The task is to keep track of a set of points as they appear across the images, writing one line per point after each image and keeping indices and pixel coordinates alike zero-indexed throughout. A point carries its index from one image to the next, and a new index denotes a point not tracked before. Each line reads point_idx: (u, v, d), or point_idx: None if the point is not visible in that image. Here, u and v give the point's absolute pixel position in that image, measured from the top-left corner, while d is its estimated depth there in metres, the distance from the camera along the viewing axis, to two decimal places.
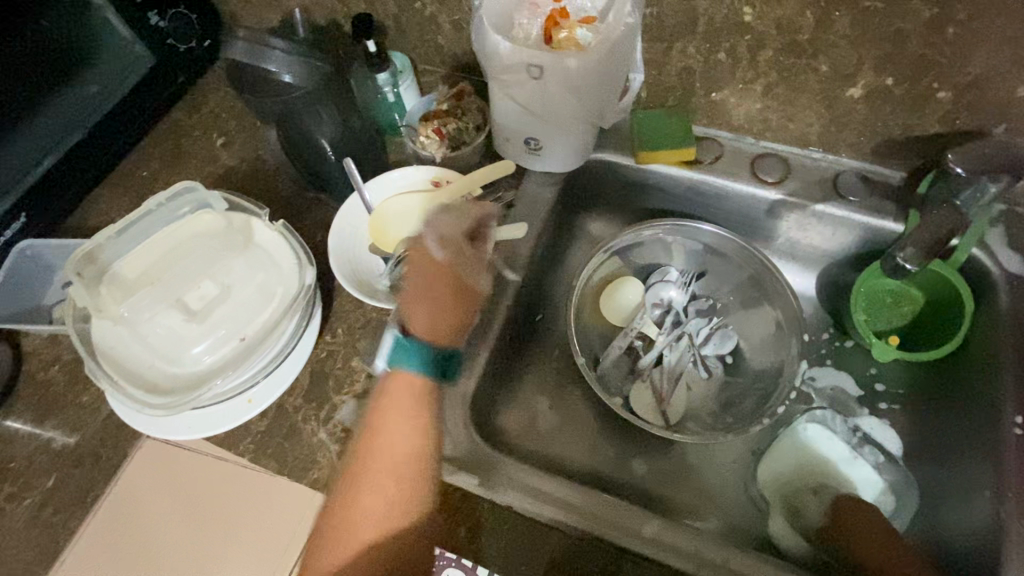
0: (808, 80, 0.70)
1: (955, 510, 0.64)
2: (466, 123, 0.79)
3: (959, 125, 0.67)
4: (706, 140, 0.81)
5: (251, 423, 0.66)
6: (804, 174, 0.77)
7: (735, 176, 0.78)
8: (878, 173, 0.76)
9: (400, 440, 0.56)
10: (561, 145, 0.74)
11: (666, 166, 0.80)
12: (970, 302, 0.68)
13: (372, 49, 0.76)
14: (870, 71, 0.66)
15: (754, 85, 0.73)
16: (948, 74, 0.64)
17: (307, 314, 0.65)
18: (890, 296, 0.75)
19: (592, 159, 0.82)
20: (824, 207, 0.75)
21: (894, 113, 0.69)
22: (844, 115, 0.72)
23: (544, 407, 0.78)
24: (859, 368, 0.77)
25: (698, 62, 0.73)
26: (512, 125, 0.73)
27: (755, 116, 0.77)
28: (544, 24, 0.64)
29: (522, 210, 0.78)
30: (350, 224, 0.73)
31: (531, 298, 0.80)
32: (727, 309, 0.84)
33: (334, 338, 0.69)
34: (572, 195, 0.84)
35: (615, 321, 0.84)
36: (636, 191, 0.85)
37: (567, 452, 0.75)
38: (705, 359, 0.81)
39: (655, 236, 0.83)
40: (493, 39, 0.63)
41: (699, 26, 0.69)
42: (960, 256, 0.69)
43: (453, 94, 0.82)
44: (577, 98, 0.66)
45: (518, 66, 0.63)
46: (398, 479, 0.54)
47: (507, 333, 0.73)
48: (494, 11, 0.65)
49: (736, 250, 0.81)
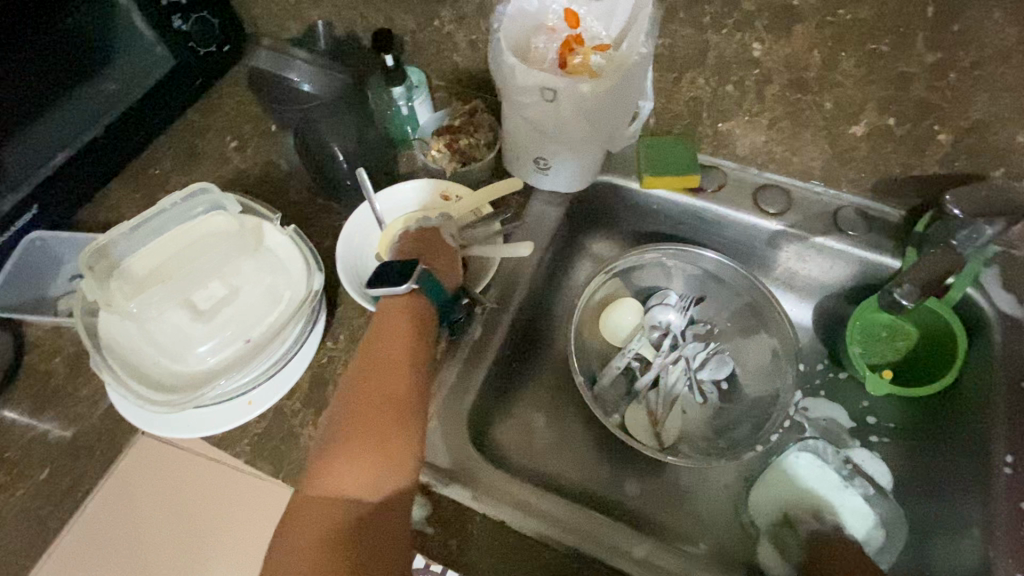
0: (813, 116, 0.72)
1: (943, 548, 0.64)
2: (477, 141, 0.81)
3: (957, 167, 0.69)
4: (711, 169, 0.82)
5: (249, 424, 0.66)
6: (805, 207, 0.79)
7: (738, 205, 0.80)
8: (877, 209, 0.77)
9: (367, 421, 0.58)
10: (567, 165, 0.76)
11: (670, 191, 0.82)
12: (963, 340, 0.69)
13: (390, 63, 0.77)
14: (873, 111, 0.68)
15: (761, 118, 0.75)
16: (949, 117, 0.65)
17: (312, 318, 0.66)
18: (885, 330, 0.76)
19: (598, 182, 0.83)
20: (824, 240, 0.77)
21: (895, 153, 0.71)
22: (846, 152, 0.74)
23: (539, 424, 0.79)
24: (852, 400, 0.78)
25: (706, 93, 0.75)
26: (523, 144, 0.75)
27: (760, 148, 0.78)
28: (559, 49, 0.67)
29: (528, 228, 0.79)
30: (359, 233, 0.73)
31: (533, 315, 0.81)
32: (725, 335, 0.86)
33: (335, 345, 0.70)
34: (577, 215, 0.85)
35: (614, 341, 0.85)
36: (641, 214, 0.86)
37: (560, 470, 0.76)
38: (700, 384, 0.82)
39: (657, 259, 0.84)
40: (508, 60, 0.64)
41: (710, 58, 0.71)
42: (954, 295, 0.71)
43: (467, 111, 0.84)
44: (586, 121, 0.68)
45: (531, 88, 0.65)
46: (373, 452, 0.56)
47: (507, 349, 0.74)
48: (510, 34, 0.67)
49: (735, 277, 0.82)
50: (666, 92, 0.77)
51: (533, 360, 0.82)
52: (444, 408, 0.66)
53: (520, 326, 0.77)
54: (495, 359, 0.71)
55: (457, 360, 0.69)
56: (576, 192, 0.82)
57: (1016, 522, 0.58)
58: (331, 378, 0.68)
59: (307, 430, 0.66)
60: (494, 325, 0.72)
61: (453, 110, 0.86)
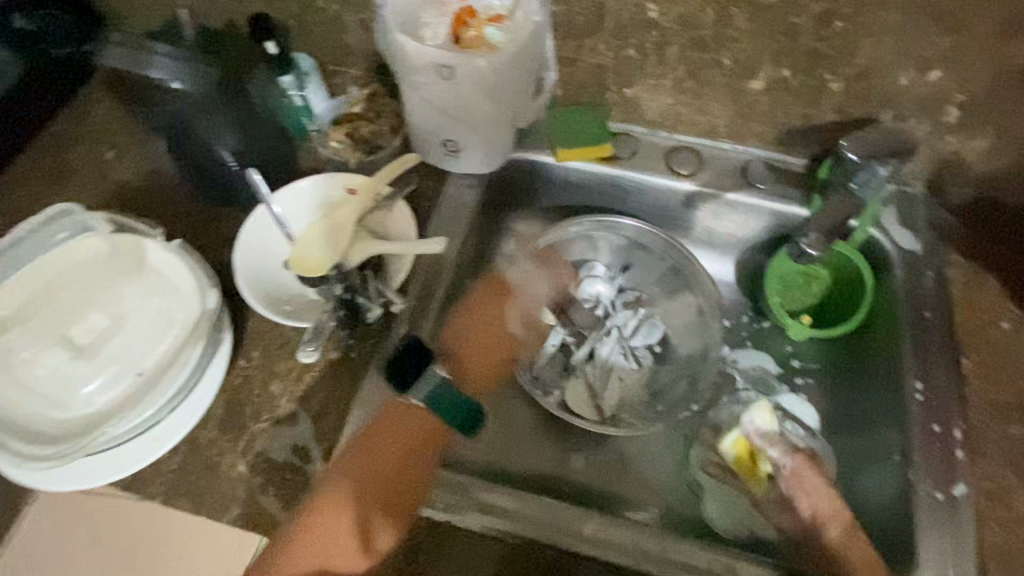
0: (713, 74, 0.72)
1: (868, 476, 0.68)
2: (378, 127, 0.77)
3: (850, 113, 0.71)
4: (622, 136, 0.82)
5: (163, 461, 0.61)
6: (715, 165, 0.80)
7: (652, 170, 0.80)
8: (782, 161, 0.79)
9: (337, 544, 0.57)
10: (478, 149, 0.73)
11: (585, 163, 0.81)
12: (869, 278, 0.73)
13: (273, 51, 0.73)
14: (768, 65, 0.69)
15: (664, 80, 0.75)
16: (838, 65, 0.67)
17: (212, 340, 0.60)
18: (800, 277, 0.79)
19: (512, 160, 0.81)
20: (736, 196, 0.78)
21: (793, 104, 0.73)
22: (748, 107, 0.75)
23: (481, 414, 0.77)
24: (776, 347, 0.80)
25: (608, 59, 0.74)
26: (428, 130, 0.71)
27: (667, 110, 0.78)
28: (450, 26, 0.63)
29: (444, 214, 0.76)
30: (258, 242, 0.66)
31: (461, 303, 0.78)
32: (653, 300, 0.86)
33: (250, 363, 0.65)
34: (495, 195, 0.82)
35: (546, 318, 0.84)
36: (559, 189, 0.85)
37: (505, 459, 0.75)
38: (634, 350, 0.83)
39: (578, 234, 0.83)
40: (400, 41, 0.60)
41: (607, 23, 0.70)
42: (858, 236, 0.74)
43: (365, 97, 0.79)
44: (491, 101, 0.65)
45: (428, 69, 0.61)
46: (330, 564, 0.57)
47: (437, 341, 0.71)
48: (397, 14, 0.63)
49: (656, 242, 0.82)
50: (569, 60, 0.75)
51: None
52: (374, 414, 0.63)
53: (447, 317, 0.74)
54: None
55: (383, 363, 0.65)
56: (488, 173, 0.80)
57: (930, 445, 0.62)
58: (249, 399, 0.64)
59: (229, 458, 0.61)
60: (419, 319, 0.68)
61: (350, 96, 0.80)
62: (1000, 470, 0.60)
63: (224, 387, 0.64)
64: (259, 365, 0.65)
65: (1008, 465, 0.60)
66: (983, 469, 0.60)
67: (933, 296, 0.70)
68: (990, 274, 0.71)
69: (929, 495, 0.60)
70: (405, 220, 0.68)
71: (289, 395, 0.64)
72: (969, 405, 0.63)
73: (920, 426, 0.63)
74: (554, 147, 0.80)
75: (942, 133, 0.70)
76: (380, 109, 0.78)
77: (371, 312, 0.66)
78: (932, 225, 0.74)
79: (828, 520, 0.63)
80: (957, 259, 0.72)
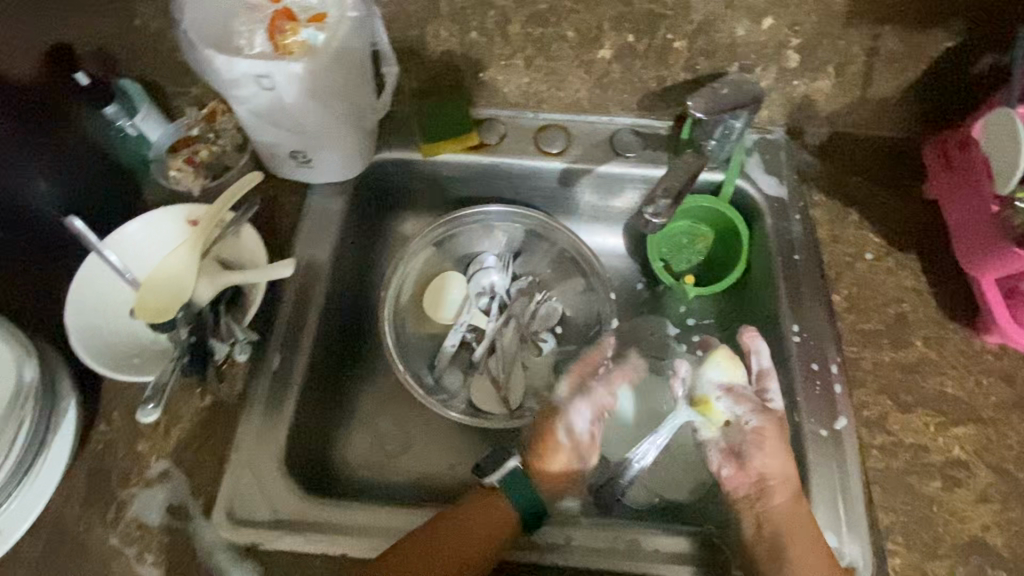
0: (561, 48, 0.70)
1: None
2: (222, 148, 0.72)
3: (700, 70, 0.71)
4: (488, 121, 0.79)
5: (24, 549, 0.56)
6: (584, 139, 0.79)
7: (522, 152, 0.78)
8: (648, 126, 0.79)
9: None
10: (330, 154, 0.68)
11: (453, 156, 0.77)
12: (744, 228, 0.73)
13: (85, 82, 0.65)
14: (612, 32, 0.68)
15: (515, 60, 0.73)
16: (677, 24, 0.67)
17: (44, 414, 0.54)
18: (685, 236, 0.79)
19: (377, 161, 0.76)
20: (607, 167, 0.78)
21: (645, 68, 0.72)
22: (603, 77, 0.73)
23: (387, 428, 0.73)
24: (671, 309, 0.81)
25: (454, 45, 0.71)
26: (271, 144, 0.66)
27: (526, 90, 0.76)
28: (267, 36, 0.58)
29: (309, 228, 0.71)
30: (96, 294, 0.61)
31: (348, 321, 0.75)
32: (547, 283, 0.84)
33: (110, 425, 0.60)
34: (367, 200, 0.78)
35: (442, 318, 0.81)
36: (434, 185, 0.81)
37: (417, 468, 0.71)
38: (535, 337, 0.81)
39: (460, 227, 0.81)
40: (206, 54, 0.54)
41: (443, 8, 0.67)
42: (727, 190, 0.75)
43: (206, 116, 0.73)
44: (325, 105, 0.61)
45: (245, 81, 0.56)
46: None
47: (317, 369, 0.68)
48: (201, 28, 0.58)
49: (539, 226, 0.81)
50: (415, 51, 0.73)
51: (361, 367, 0.75)
52: (255, 453, 0.60)
53: (327, 339, 0.70)
54: (306, 381, 0.65)
55: (260, 397, 0.62)
56: (353, 179, 0.75)
57: (809, 384, 0.64)
58: (114, 464, 0.59)
59: (97, 532, 0.56)
60: (295, 347, 0.65)
61: (190, 117, 0.74)
62: (876, 397, 0.62)
63: (84, 457, 0.59)
64: (121, 426, 0.60)
65: (882, 392, 0.63)
66: (862, 399, 0.62)
67: (801, 240, 0.72)
68: (851, 209, 0.73)
69: (814, 432, 0.62)
70: (253, 247, 0.64)
71: (158, 452, 0.59)
72: (843, 340, 0.65)
73: (799, 366, 0.65)
74: (417, 142, 0.77)
75: (788, 79, 0.71)
76: (223, 127, 0.73)
77: (218, 351, 0.61)
78: (796, 170, 0.76)
79: (774, 485, 0.58)
80: (820, 199, 0.73)
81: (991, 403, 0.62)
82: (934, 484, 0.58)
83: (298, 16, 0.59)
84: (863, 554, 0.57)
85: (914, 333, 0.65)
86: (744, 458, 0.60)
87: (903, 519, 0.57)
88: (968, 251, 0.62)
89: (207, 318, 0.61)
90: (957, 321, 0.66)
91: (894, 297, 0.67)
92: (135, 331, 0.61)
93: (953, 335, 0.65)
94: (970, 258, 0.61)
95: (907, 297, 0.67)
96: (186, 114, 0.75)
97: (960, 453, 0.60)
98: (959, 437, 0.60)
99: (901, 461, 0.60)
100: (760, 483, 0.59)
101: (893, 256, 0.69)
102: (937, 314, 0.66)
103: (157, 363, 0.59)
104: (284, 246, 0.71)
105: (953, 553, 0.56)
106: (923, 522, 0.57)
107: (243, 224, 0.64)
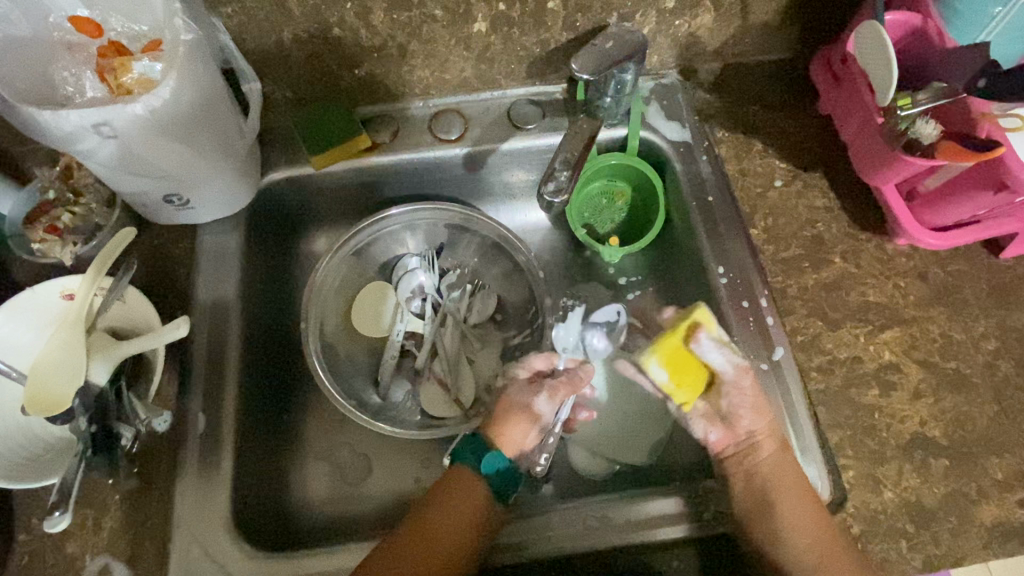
0: (433, 28, 0.65)
1: None
2: (87, 207, 0.65)
3: (581, 26, 0.67)
4: (378, 118, 0.74)
5: None
6: (480, 119, 0.74)
7: (418, 145, 0.73)
8: (542, 93, 0.75)
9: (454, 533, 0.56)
10: (209, 191, 0.63)
11: (346, 163, 0.71)
12: (658, 178, 0.72)
13: None
14: (481, 3, 0.62)
15: (388, 50, 0.67)
16: None
17: None
18: (603, 197, 0.76)
19: (266, 183, 0.70)
20: (510, 143, 0.73)
21: (525, 34, 0.67)
22: (485, 51, 0.69)
23: (344, 457, 0.69)
24: (602, 272, 0.78)
25: (318, 44, 0.65)
26: (135, 190, 0.60)
27: (408, 77, 0.71)
28: (98, 76, 0.53)
29: (206, 271, 0.66)
30: None
31: (270, 362, 0.69)
32: (477, 272, 0.79)
33: (30, 533, 0.55)
34: (265, 227, 0.72)
35: (375, 333, 0.76)
36: (333, 197, 0.74)
37: (385, 492, 0.68)
38: (475, 329, 0.77)
39: (372, 233, 0.74)
40: (25, 112, 0.47)
41: (294, 9, 0.61)
42: (633, 143, 0.73)
43: (60, 174, 0.65)
44: (184, 140, 0.56)
45: (83, 134, 0.50)
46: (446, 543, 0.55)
47: (245, 421, 0.63)
48: (15, 84, 0.51)
49: (457, 218, 0.74)
50: (275, 59, 0.66)
51: (298, 401, 0.71)
52: (199, 523, 0.57)
53: (251, 389, 0.65)
54: (239, 436, 0.61)
55: (192, 462, 0.59)
56: (245, 209, 0.69)
57: (743, 321, 0.65)
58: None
59: None
60: (219, 405, 0.61)
61: (43, 177, 0.66)
62: (808, 321, 0.64)
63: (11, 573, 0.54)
64: (43, 533, 0.55)
65: (812, 314, 0.64)
66: (794, 325, 0.64)
67: (710, 179, 0.71)
68: (753, 139, 0.72)
69: (755, 366, 0.63)
70: (143, 309, 0.59)
71: (93, 548, 0.55)
72: (767, 270, 0.66)
73: (730, 306, 0.66)
74: (304, 156, 0.71)
75: (669, 20, 0.68)
76: (83, 182, 0.65)
77: (125, 435, 0.57)
78: (696, 110, 0.74)
79: (764, 438, 0.59)
80: (723, 135, 0.72)
81: (911, 302, 0.64)
82: (872, 392, 0.61)
83: (130, 47, 0.55)
84: (820, 474, 0.59)
85: (831, 251, 0.67)
86: (728, 418, 0.61)
87: (849, 432, 0.60)
88: (865, 163, 0.63)
89: (109, 400, 0.57)
90: (866, 229, 0.67)
91: (808, 220, 0.68)
92: (35, 429, 0.56)
93: (867, 245, 0.67)
94: (870, 171, 0.63)
95: (819, 217, 0.68)
96: (37, 175, 0.66)
97: (890, 356, 0.62)
98: (887, 341, 0.63)
99: (838, 377, 0.62)
100: (749, 437, 0.60)
101: (800, 178, 0.70)
102: (849, 228, 0.68)
103: (65, 456, 0.56)
104: (181, 296, 0.65)
105: (897, 454, 0.59)
106: (867, 431, 0.60)
107: (124, 286, 0.59)
